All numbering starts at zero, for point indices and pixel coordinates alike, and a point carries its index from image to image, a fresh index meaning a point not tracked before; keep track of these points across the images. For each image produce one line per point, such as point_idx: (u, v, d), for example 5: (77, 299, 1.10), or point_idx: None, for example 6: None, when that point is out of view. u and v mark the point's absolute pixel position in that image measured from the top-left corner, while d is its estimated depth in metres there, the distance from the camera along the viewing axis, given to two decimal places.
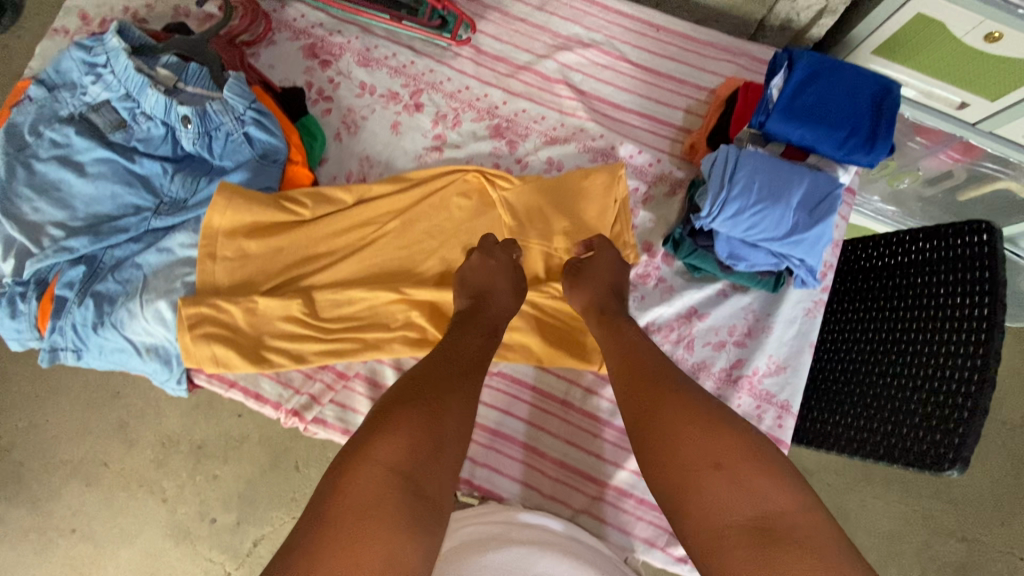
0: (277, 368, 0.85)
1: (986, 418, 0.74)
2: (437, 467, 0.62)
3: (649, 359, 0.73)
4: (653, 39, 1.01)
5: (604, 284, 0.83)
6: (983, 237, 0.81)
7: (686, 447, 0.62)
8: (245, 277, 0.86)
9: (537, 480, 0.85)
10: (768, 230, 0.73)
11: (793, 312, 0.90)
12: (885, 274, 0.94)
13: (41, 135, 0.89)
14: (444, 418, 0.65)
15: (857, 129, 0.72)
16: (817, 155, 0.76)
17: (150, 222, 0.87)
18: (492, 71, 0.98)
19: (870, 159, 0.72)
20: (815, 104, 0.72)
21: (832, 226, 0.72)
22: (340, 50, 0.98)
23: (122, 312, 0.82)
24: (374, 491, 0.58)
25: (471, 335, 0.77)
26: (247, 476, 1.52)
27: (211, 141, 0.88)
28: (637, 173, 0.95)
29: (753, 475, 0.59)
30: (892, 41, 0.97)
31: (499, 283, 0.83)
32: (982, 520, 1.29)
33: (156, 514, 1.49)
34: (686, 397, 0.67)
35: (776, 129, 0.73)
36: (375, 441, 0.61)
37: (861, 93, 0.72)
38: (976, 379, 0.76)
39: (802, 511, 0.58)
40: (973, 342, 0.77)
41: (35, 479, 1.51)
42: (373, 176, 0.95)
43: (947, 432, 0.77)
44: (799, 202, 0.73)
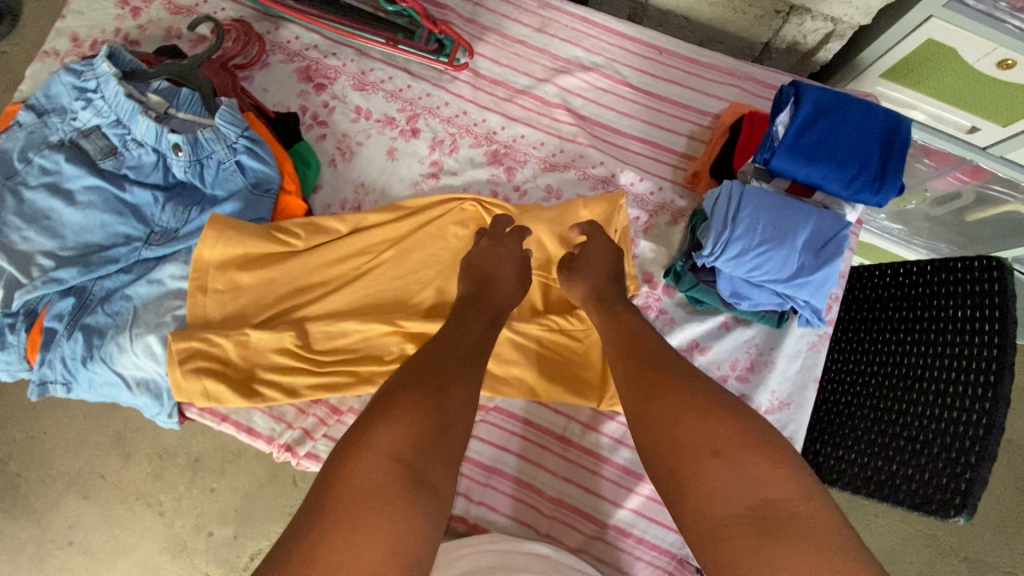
0: (269, 401, 0.84)
1: (994, 464, 0.71)
2: (440, 454, 0.60)
3: (649, 346, 0.72)
4: (655, 62, 0.98)
5: (602, 271, 0.81)
6: (994, 271, 0.78)
7: (685, 432, 0.61)
8: (237, 309, 0.84)
9: (534, 518, 0.83)
10: (772, 271, 0.71)
11: (797, 347, 0.88)
12: (893, 306, 0.91)
13: (31, 161, 0.87)
14: (447, 404, 0.64)
15: (865, 167, 0.69)
16: (824, 193, 0.73)
17: (140, 252, 0.85)
18: (490, 96, 0.96)
19: (879, 200, 0.70)
20: (822, 142, 0.70)
21: (838, 267, 0.70)
22: (335, 74, 0.96)
23: (111, 346, 0.80)
24: (375, 480, 0.56)
25: (472, 324, 0.75)
26: (245, 489, 1.51)
27: (202, 170, 0.86)
28: (638, 201, 0.92)
29: (756, 461, 0.58)
30: (901, 66, 0.95)
31: (505, 270, 0.82)
32: (988, 544, 1.27)
33: (153, 527, 1.48)
34: (687, 383, 0.65)
35: (781, 167, 0.70)
36: (375, 428, 0.60)
37: (870, 130, 0.70)
38: (984, 423, 0.73)
39: (806, 498, 0.55)
40: (982, 383, 0.75)
41: (33, 491, 1.50)
42: (368, 203, 0.93)
43: (954, 476, 0.74)
44: (805, 243, 0.71)
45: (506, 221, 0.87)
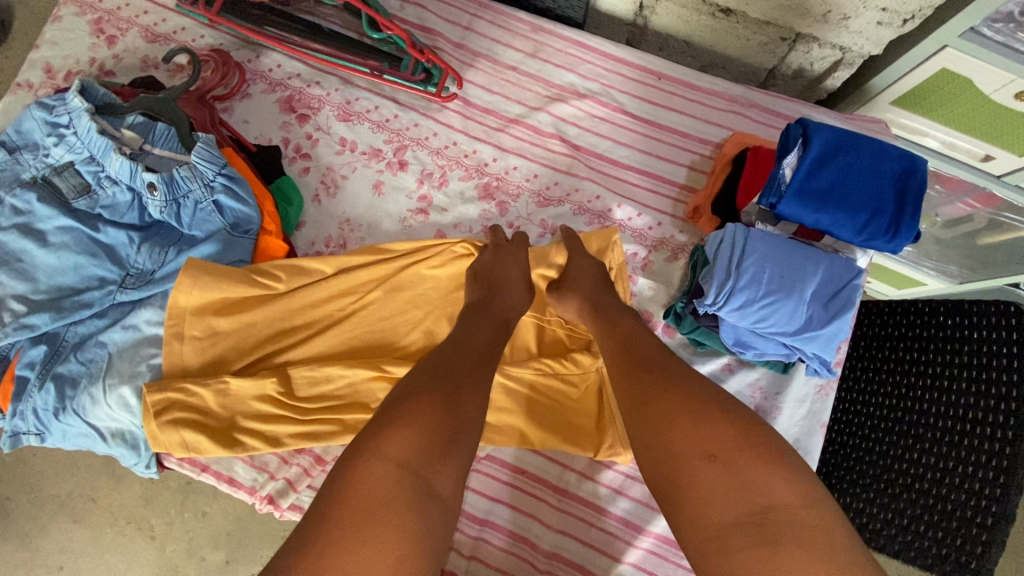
0: (251, 451, 0.80)
1: (1011, 525, 0.70)
2: (452, 460, 0.57)
3: (645, 347, 0.67)
4: (654, 88, 0.94)
5: (594, 281, 0.78)
6: (1010, 321, 0.77)
7: (681, 438, 0.56)
8: (216, 355, 0.81)
9: (528, 572, 0.79)
10: (779, 323, 0.66)
11: (803, 391, 0.84)
12: (902, 348, 0.88)
13: (2, 201, 0.84)
14: (459, 408, 0.60)
15: (879, 214, 0.65)
16: (834, 237, 0.69)
17: (115, 296, 0.82)
18: (481, 125, 0.92)
19: (892, 246, 0.66)
20: (833, 185, 0.66)
21: (851, 320, 0.65)
22: (319, 104, 0.92)
23: (84, 397, 0.77)
24: (384, 492, 0.53)
25: (480, 328, 0.71)
26: (237, 514, 1.47)
27: (179, 210, 0.82)
28: (637, 237, 0.88)
29: (757, 467, 0.54)
30: (913, 94, 0.91)
31: (513, 276, 0.79)
32: None
33: (143, 551, 1.45)
34: (690, 386, 0.61)
35: (788, 212, 0.66)
36: (384, 436, 0.56)
37: (883, 173, 0.66)
38: (1001, 482, 0.71)
39: (806, 506, 0.52)
40: (1000, 439, 0.73)
41: (23, 515, 1.47)
42: (353, 240, 0.89)
43: (968, 535, 0.73)
44: (814, 292, 0.66)
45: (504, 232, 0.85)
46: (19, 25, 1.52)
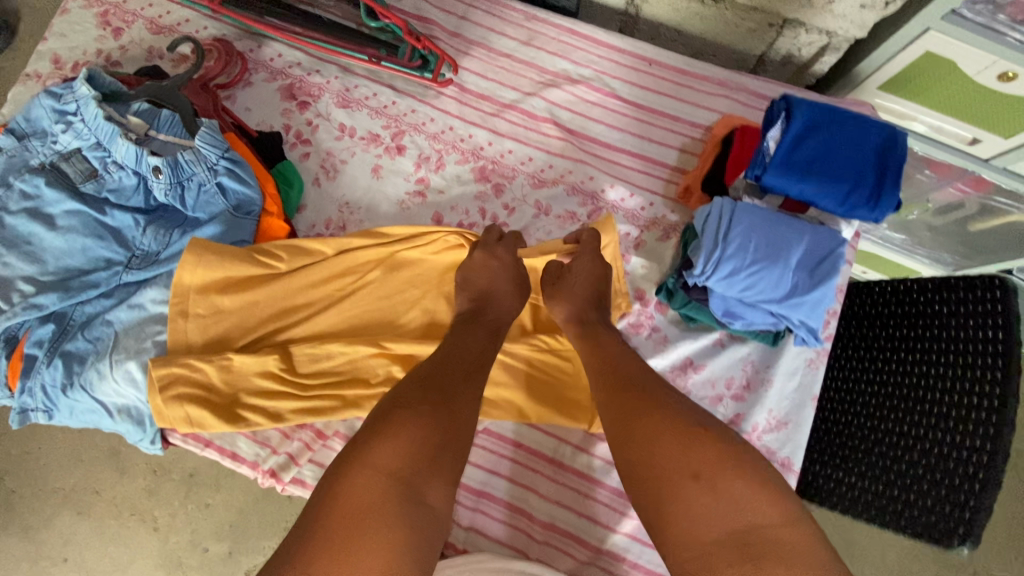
0: (253, 426, 0.82)
1: (998, 490, 0.69)
2: (439, 472, 0.60)
3: (627, 365, 0.69)
4: (645, 74, 0.96)
5: (581, 293, 0.78)
6: (995, 294, 0.76)
7: (662, 454, 0.59)
8: (220, 333, 0.83)
9: (524, 543, 0.81)
10: (765, 291, 0.68)
11: (793, 364, 0.86)
12: (893, 326, 0.89)
13: (12, 186, 0.86)
14: (449, 421, 0.63)
15: (861, 183, 0.67)
16: (819, 209, 0.71)
17: (121, 277, 0.84)
18: (477, 111, 0.95)
19: (875, 216, 0.68)
20: (816, 156, 0.68)
21: (834, 288, 0.67)
22: (318, 91, 0.95)
23: (91, 373, 0.79)
24: (372, 499, 0.56)
25: (473, 338, 0.74)
26: (240, 505, 1.49)
27: (183, 192, 0.84)
28: (629, 217, 0.91)
29: (734, 482, 0.56)
30: (899, 78, 0.93)
31: (499, 285, 0.80)
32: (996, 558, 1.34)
33: (147, 543, 1.47)
34: (669, 403, 0.64)
35: (774, 182, 0.68)
36: (374, 446, 0.59)
37: (864, 144, 0.67)
38: (988, 448, 0.71)
39: (785, 524, 0.54)
40: (986, 406, 0.73)
41: (27, 507, 1.49)
42: (353, 223, 0.91)
43: (957, 503, 0.72)
44: (799, 262, 0.68)
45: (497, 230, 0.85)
46: (26, 27, 1.55)
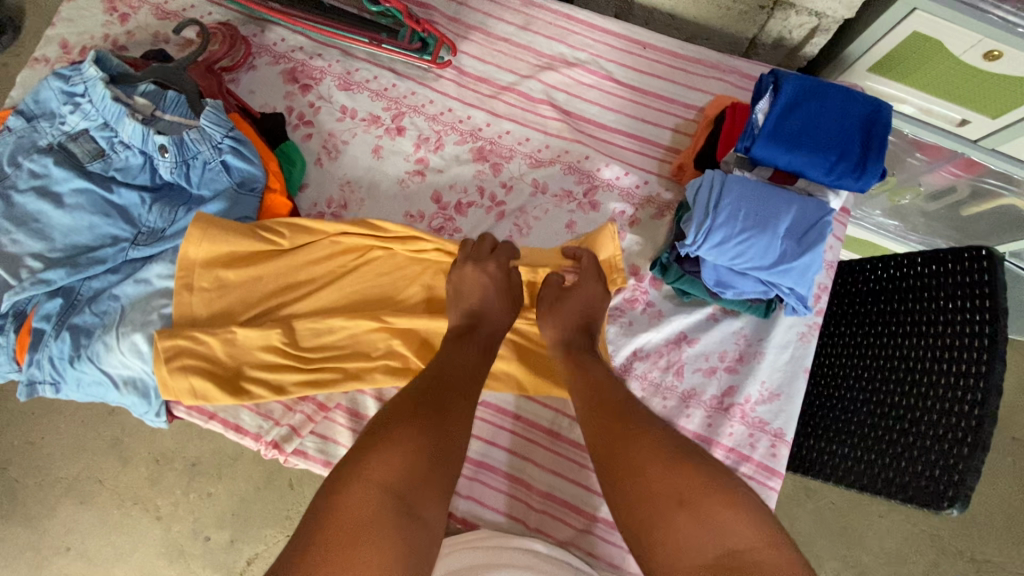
0: (257, 400, 0.84)
1: (986, 453, 0.70)
2: (431, 488, 0.63)
3: (612, 395, 0.73)
4: (639, 57, 0.99)
5: (571, 315, 0.80)
6: (983, 264, 0.77)
7: (649, 482, 0.62)
8: (224, 307, 0.85)
9: (523, 512, 0.82)
10: (754, 259, 0.70)
11: (786, 337, 0.88)
12: (884, 300, 0.91)
13: (21, 165, 0.88)
14: (442, 438, 0.66)
15: (846, 154, 0.69)
16: (807, 180, 0.73)
17: (127, 253, 0.86)
18: (475, 93, 0.97)
19: (861, 185, 0.70)
20: (803, 128, 0.70)
21: (822, 254, 0.69)
22: (320, 74, 0.97)
23: (98, 345, 0.81)
24: (367, 512, 0.58)
25: (465, 354, 0.76)
26: (242, 494, 1.50)
27: (188, 170, 0.87)
28: (624, 195, 0.93)
29: (717, 507, 0.59)
30: (888, 60, 0.95)
31: (493, 302, 0.81)
32: (991, 542, 1.36)
33: (149, 532, 1.48)
34: (653, 431, 0.67)
35: (762, 155, 0.70)
36: (370, 460, 0.62)
37: (849, 115, 0.70)
38: (976, 413, 0.72)
39: (767, 547, 0.57)
40: (973, 374, 0.74)
41: (30, 497, 1.50)
42: (354, 203, 0.93)
43: (946, 467, 0.73)
44: (787, 230, 0.70)
45: (490, 243, 0.85)
46: (31, 24, 1.58)
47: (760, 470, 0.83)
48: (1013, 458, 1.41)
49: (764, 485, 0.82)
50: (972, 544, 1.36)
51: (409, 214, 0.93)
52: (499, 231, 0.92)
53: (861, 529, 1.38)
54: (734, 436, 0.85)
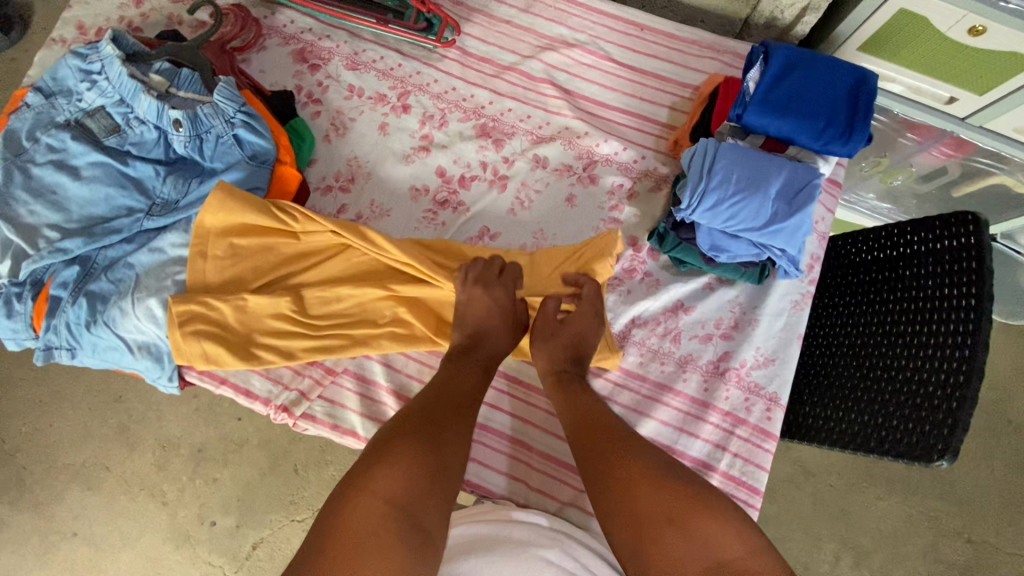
0: (266, 365, 0.86)
1: (974, 406, 0.73)
2: (433, 500, 0.66)
3: (602, 419, 0.77)
4: (637, 38, 1.02)
5: (563, 345, 0.83)
6: (970, 228, 0.81)
7: (641, 502, 0.67)
8: (236, 274, 0.87)
9: (525, 473, 0.87)
10: (747, 221, 0.74)
11: (780, 305, 0.90)
12: (876, 269, 0.93)
13: (39, 140, 0.91)
14: (441, 453, 0.69)
15: (833, 120, 0.73)
16: (797, 146, 0.76)
17: (142, 223, 0.89)
18: (478, 72, 1.01)
19: (847, 150, 0.73)
20: (791, 96, 0.74)
21: (812, 214, 0.73)
22: (329, 55, 1.01)
23: (114, 310, 0.84)
24: (372, 524, 0.61)
25: (464, 374, 0.80)
26: (247, 480, 1.50)
27: (202, 144, 0.90)
28: (622, 169, 0.96)
29: (704, 524, 0.65)
30: (877, 38, 0.99)
31: (495, 324, 0.83)
32: (988, 524, 1.36)
33: (156, 518, 1.48)
34: (641, 454, 0.72)
35: (752, 121, 0.74)
36: (375, 474, 0.65)
37: (836, 84, 0.74)
38: (964, 369, 0.75)
39: (749, 556, 0.64)
40: (961, 332, 0.77)
41: (38, 482, 1.50)
42: (361, 176, 0.97)
43: (936, 422, 0.76)
44: (778, 192, 0.74)
45: (498, 266, 0.86)
46: (40, 19, 1.60)
47: (755, 433, 0.86)
48: (1010, 442, 1.40)
49: (759, 447, 0.85)
50: (970, 526, 1.36)
51: (414, 187, 0.96)
52: (500, 203, 0.95)
53: (858, 511, 1.38)
54: (730, 400, 0.87)
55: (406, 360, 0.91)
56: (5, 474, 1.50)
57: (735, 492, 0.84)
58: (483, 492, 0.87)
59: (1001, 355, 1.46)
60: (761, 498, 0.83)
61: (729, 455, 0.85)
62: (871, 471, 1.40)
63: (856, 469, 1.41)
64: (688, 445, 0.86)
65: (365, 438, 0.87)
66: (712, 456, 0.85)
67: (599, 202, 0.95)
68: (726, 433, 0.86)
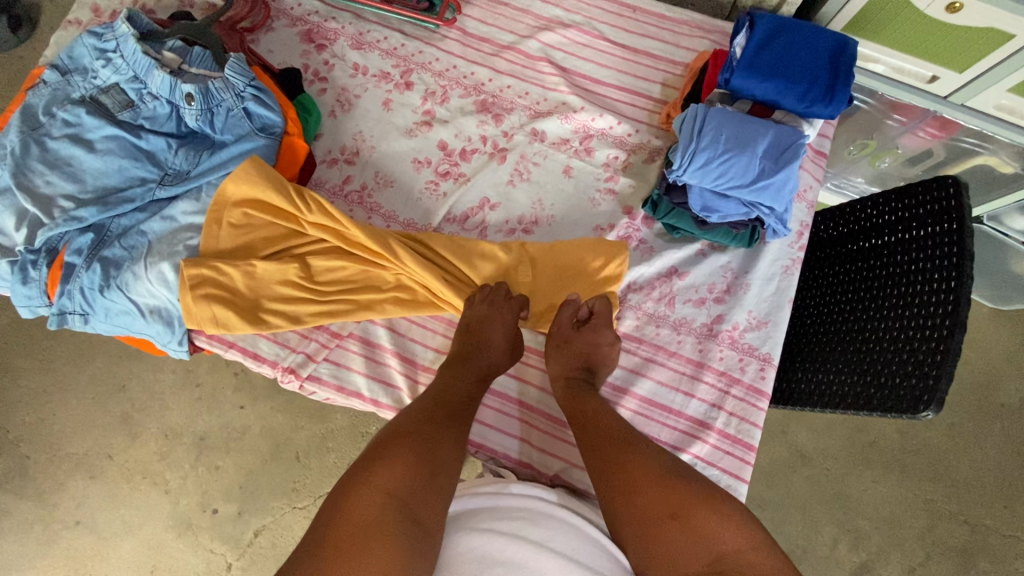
0: (274, 329, 0.89)
1: (957, 358, 0.73)
2: (432, 495, 0.68)
3: (605, 421, 0.79)
4: (630, 19, 1.07)
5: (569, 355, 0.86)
6: (950, 192, 0.80)
7: (644, 501, 0.70)
8: (247, 242, 0.90)
9: (528, 433, 0.90)
10: (735, 178, 0.83)
11: (770, 270, 0.93)
12: (861, 238, 0.93)
13: (55, 115, 0.93)
14: (438, 451, 0.72)
15: (816, 83, 0.85)
16: (782, 109, 0.87)
17: (155, 192, 0.92)
18: (478, 51, 1.06)
19: (830, 111, 0.85)
20: (775, 61, 0.86)
21: (795, 171, 0.82)
22: (334, 35, 1.07)
23: (127, 274, 0.87)
24: (373, 513, 0.65)
25: (461, 379, 0.83)
26: (248, 467, 1.43)
27: (213, 117, 0.94)
28: (617, 142, 1.00)
29: (705, 519, 0.68)
30: (860, 18, 1.04)
31: (495, 338, 0.85)
32: (984, 505, 1.37)
33: (157, 506, 1.41)
34: (645, 452, 0.75)
35: (740, 84, 0.86)
36: (375, 469, 0.69)
37: (818, 51, 0.86)
38: (947, 324, 0.75)
39: (751, 550, 0.66)
40: (945, 290, 0.77)
41: (41, 471, 1.43)
42: (365, 150, 1.01)
43: (922, 376, 0.76)
44: (765, 150, 0.83)
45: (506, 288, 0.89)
46: (47, 18, 1.63)
47: (750, 393, 0.88)
48: (1002, 424, 1.41)
49: (754, 406, 0.87)
50: (966, 508, 1.37)
51: (416, 159, 1.00)
52: (500, 174, 0.99)
53: (856, 495, 1.39)
54: (725, 360, 0.90)
55: (410, 324, 0.94)
56: (8, 463, 1.43)
57: (731, 449, 0.86)
58: (486, 453, 0.89)
59: (993, 337, 1.47)
60: (755, 454, 0.85)
61: (725, 413, 0.87)
62: (868, 453, 1.41)
63: (851, 452, 1.41)
64: (684, 404, 0.88)
65: (370, 398, 0.89)
66: (708, 415, 0.87)
67: (594, 174, 0.98)
68: (722, 393, 0.88)
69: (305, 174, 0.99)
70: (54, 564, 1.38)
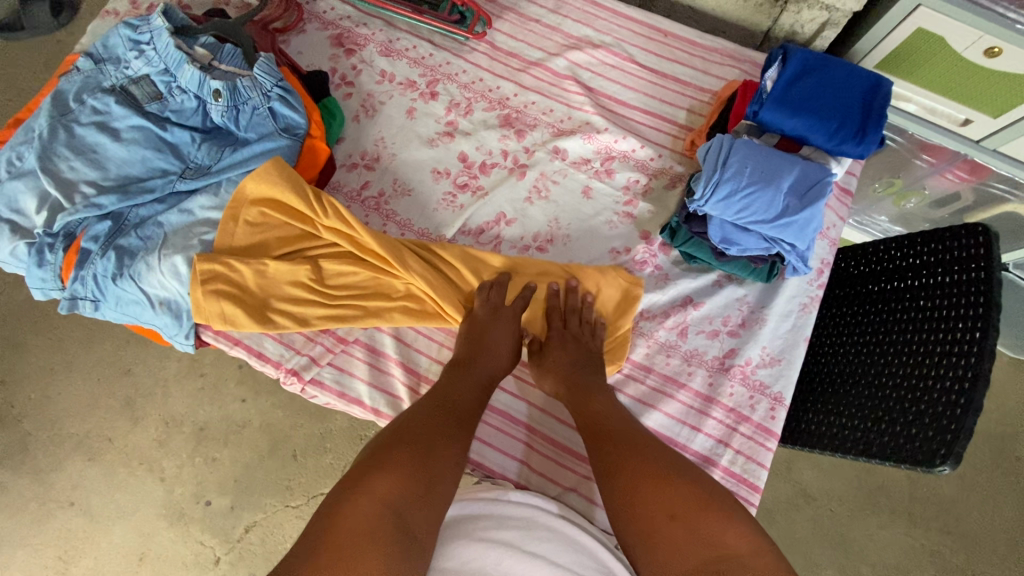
0: (280, 330, 0.88)
1: (979, 414, 0.69)
2: (428, 504, 0.67)
3: (613, 424, 0.77)
4: (660, 44, 1.07)
5: (569, 350, 0.85)
6: (980, 240, 0.77)
7: (646, 504, 0.68)
8: (262, 240, 0.90)
9: (527, 455, 0.88)
10: (759, 213, 0.81)
11: (787, 307, 0.91)
12: (884, 279, 0.90)
13: (84, 102, 0.94)
14: (435, 460, 0.71)
15: (847, 122, 0.84)
16: (810, 146, 0.87)
17: (175, 184, 0.92)
18: (505, 66, 1.06)
19: (860, 149, 0.84)
20: (806, 97, 0.85)
21: (820, 210, 0.81)
22: (365, 41, 1.08)
23: (141, 265, 0.87)
24: (368, 521, 0.63)
25: (467, 380, 0.81)
26: (245, 461, 1.43)
27: (238, 115, 0.94)
28: (638, 166, 0.99)
29: (706, 519, 0.66)
30: (893, 57, 1.02)
31: (505, 326, 0.86)
32: (995, 561, 1.32)
33: (152, 492, 1.41)
34: (648, 452, 0.73)
35: (768, 117, 0.85)
36: (372, 475, 0.67)
37: (852, 89, 0.85)
38: (969, 378, 0.72)
39: (756, 554, 0.64)
40: (969, 340, 0.74)
41: (40, 449, 1.43)
42: (385, 156, 1.01)
43: (940, 429, 0.72)
44: (789, 188, 0.81)
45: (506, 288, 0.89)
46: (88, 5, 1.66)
47: (757, 432, 0.86)
48: (1018, 479, 1.36)
49: (762, 445, 0.85)
50: (975, 562, 1.32)
51: (436, 169, 1.00)
52: (518, 190, 0.98)
53: (860, 539, 1.34)
54: (734, 396, 0.87)
55: (416, 335, 0.93)
56: (9, 438, 1.44)
57: (736, 488, 0.83)
58: (484, 471, 0.87)
59: (1013, 389, 1.42)
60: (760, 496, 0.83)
61: (731, 451, 0.85)
62: (875, 498, 1.37)
63: (858, 495, 1.37)
64: (690, 438, 0.86)
65: (370, 407, 0.89)
66: (714, 451, 0.85)
67: (613, 196, 0.97)
68: (729, 428, 0.86)
69: (324, 176, 0.99)
70: (45, 543, 1.38)
